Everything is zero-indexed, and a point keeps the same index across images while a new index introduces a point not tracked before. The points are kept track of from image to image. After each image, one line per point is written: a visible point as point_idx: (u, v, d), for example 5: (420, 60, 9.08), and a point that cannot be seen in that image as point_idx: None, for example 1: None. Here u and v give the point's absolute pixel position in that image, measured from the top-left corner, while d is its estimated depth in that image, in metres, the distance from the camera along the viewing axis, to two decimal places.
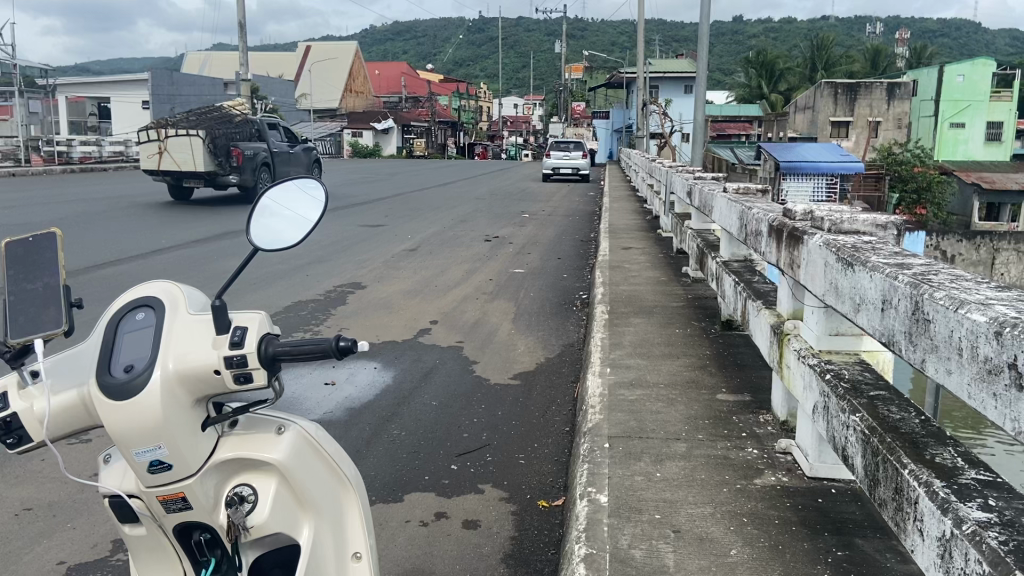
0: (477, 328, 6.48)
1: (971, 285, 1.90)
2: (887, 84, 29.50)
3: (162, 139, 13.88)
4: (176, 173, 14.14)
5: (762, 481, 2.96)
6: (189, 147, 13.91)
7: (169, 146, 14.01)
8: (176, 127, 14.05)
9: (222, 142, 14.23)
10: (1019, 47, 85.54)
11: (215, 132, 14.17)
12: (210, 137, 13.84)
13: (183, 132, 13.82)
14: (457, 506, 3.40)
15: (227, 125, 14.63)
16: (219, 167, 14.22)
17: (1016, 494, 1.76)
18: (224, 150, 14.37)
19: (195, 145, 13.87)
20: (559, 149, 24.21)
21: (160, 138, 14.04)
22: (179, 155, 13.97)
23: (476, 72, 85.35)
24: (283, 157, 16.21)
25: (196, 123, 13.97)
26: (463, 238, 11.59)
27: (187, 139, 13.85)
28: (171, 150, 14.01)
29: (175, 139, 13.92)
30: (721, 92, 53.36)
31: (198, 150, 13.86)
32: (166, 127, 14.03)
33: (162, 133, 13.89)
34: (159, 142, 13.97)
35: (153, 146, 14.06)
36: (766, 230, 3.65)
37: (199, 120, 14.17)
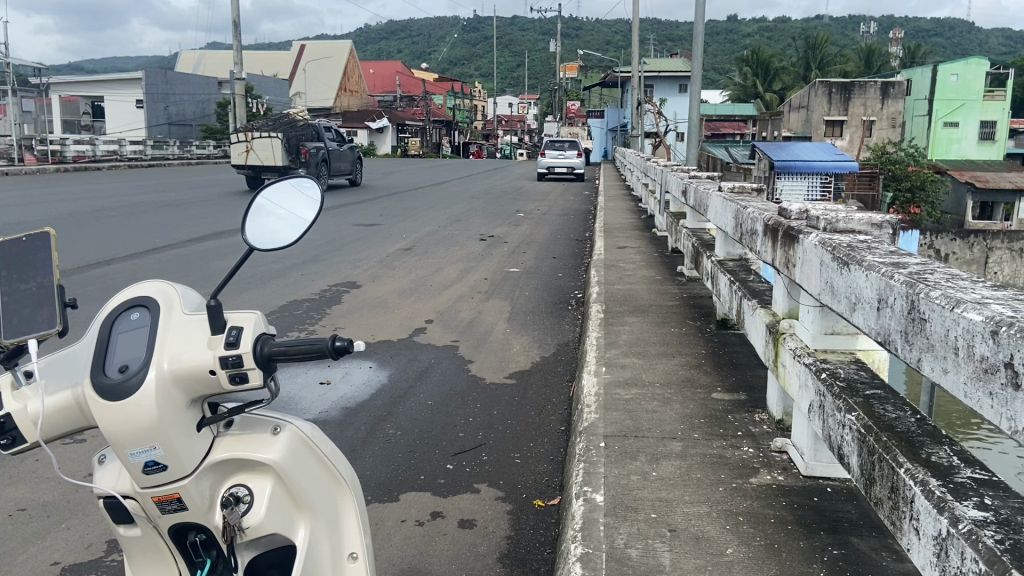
0: (471, 328, 6.45)
1: (966, 285, 1.90)
2: (881, 83, 29.56)
3: (249, 140, 16.58)
4: (257, 167, 16.80)
5: (757, 479, 2.97)
6: (270, 146, 16.58)
7: (253, 146, 16.69)
8: (260, 130, 16.75)
9: (296, 142, 16.95)
10: (1010, 48, 86.10)
11: (290, 134, 16.88)
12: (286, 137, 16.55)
13: (266, 134, 16.53)
14: (452, 505, 3.40)
15: (298, 128, 17.34)
16: (292, 162, 16.91)
17: (1012, 493, 1.76)
18: (296, 149, 17.10)
19: (275, 144, 16.53)
20: (553, 148, 24.12)
21: (247, 139, 16.74)
22: (262, 153, 16.65)
23: (470, 72, 85.34)
24: (336, 154, 18.61)
25: (276, 126, 16.66)
26: (458, 237, 11.56)
27: (270, 140, 16.56)
28: (255, 148, 16.66)
29: (257, 140, 16.66)
30: (715, 92, 53.40)
31: (277, 149, 16.52)
32: (251, 129, 16.70)
33: (248, 134, 16.56)
34: (246, 142, 16.64)
35: (241, 145, 16.76)
36: (761, 230, 3.65)
37: (277, 123, 16.88)
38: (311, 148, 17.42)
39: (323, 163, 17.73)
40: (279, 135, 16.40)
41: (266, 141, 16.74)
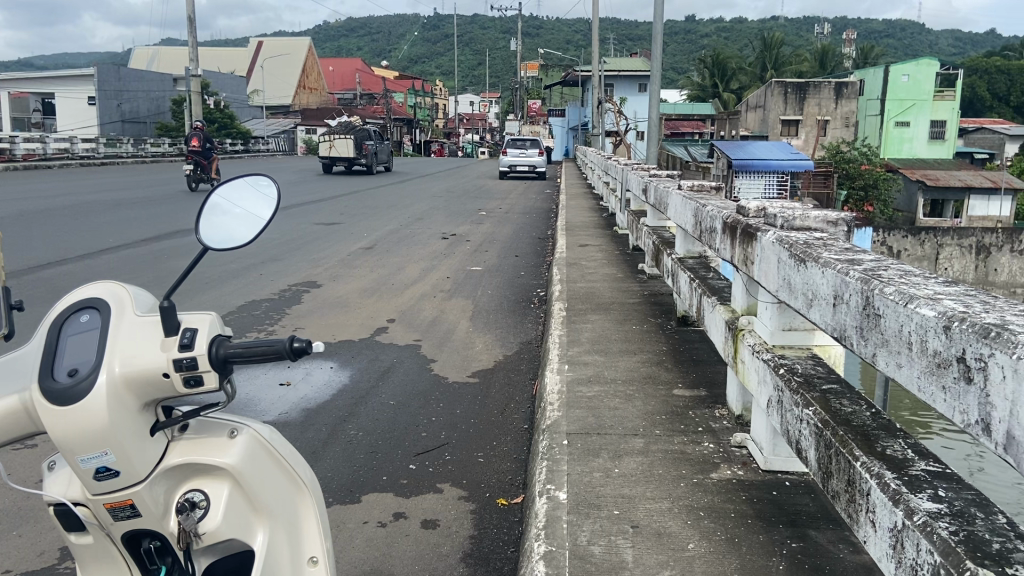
0: (434, 327, 6.42)
1: (919, 281, 1.95)
2: (835, 83, 30.17)
3: (331, 139, 23.12)
4: (336, 158, 23.26)
5: (717, 474, 3.00)
6: (346, 144, 23.10)
7: (335, 143, 23.20)
8: (338, 133, 23.25)
9: (361, 142, 23.55)
10: (957, 51, 88.83)
11: (358, 135, 23.48)
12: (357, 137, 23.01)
13: (344, 135, 23.04)
14: (415, 505, 3.37)
15: (361, 131, 23.77)
16: (359, 156, 23.43)
17: (964, 485, 1.81)
18: (361, 145, 23.70)
19: (349, 143, 23.05)
20: (515, 147, 24.24)
21: (330, 139, 23.21)
22: (341, 148, 23.28)
23: (432, 70, 85.25)
24: (380, 149, 25.23)
25: (350, 130, 23.17)
26: (420, 236, 11.52)
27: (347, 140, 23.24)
28: (335, 146, 23.23)
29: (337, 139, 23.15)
30: (674, 91, 54.02)
31: (350, 146, 23.08)
32: (332, 133, 23.25)
33: (331, 136, 23.04)
34: (329, 141, 23.16)
35: (325, 143, 23.17)
36: (720, 227, 3.70)
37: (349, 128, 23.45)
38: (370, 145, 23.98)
39: (377, 156, 24.35)
40: (353, 136, 22.91)
41: (343, 141, 23.29)
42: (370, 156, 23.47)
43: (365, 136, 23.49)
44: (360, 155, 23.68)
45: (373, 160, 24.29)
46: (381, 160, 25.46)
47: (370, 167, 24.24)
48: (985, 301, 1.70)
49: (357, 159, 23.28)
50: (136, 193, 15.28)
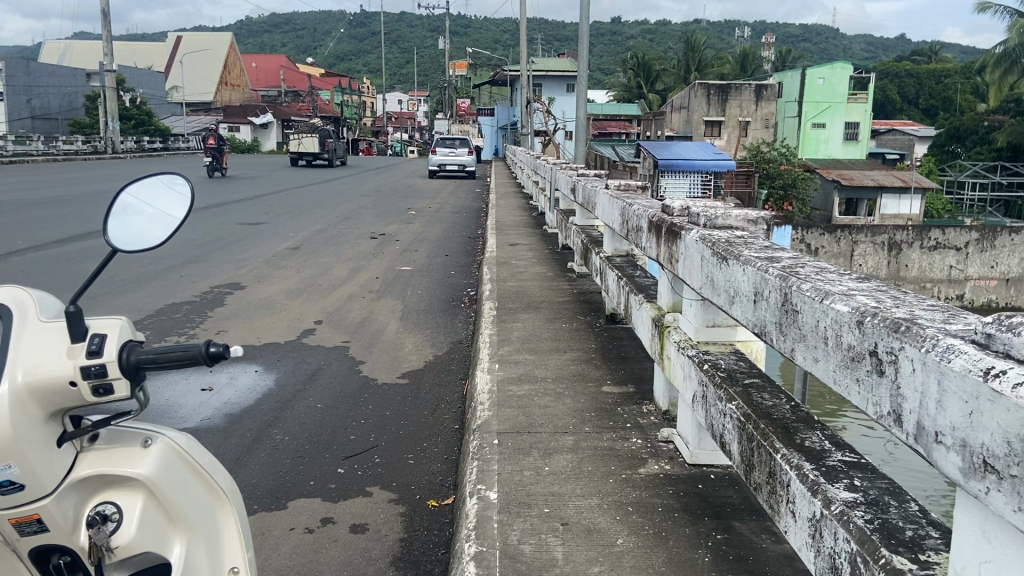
0: (363, 327, 6.36)
1: (833, 277, 2.01)
2: (755, 85, 31.09)
3: (300, 138, 26.27)
4: (303, 154, 26.38)
5: (644, 469, 3.05)
6: (312, 141, 26.20)
7: (303, 141, 26.40)
8: (305, 133, 26.29)
9: (325, 139, 26.56)
10: (868, 56, 93.28)
11: (322, 134, 26.54)
12: (320, 136, 26.04)
13: (309, 134, 26.10)
14: (344, 510, 3.32)
15: (323, 130, 26.75)
16: (323, 152, 26.44)
17: (876, 475, 1.89)
18: (325, 143, 26.78)
19: (315, 140, 26.17)
20: (444, 146, 24.17)
21: (298, 138, 26.38)
22: (307, 145, 26.32)
23: (359, 69, 84.37)
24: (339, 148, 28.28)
25: (315, 130, 26.27)
26: (348, 235, 11.37)
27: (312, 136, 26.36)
28: (303, 143, 26.32)
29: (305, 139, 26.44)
30: (601, 92, 54.83)
31: (316, 143, 26.20)
32: (300, 133, 26.28)
33: (299, 135, 26.15)
34: (298, 140, 26.21)
35: (295, 141, 26.33)
36: (646, 226, 3.75)
37: (314, 128, 26.49)
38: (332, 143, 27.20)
39: (338, 153, 27.39)
40: (317, 135, 25.90)
41: (310, 140, 26.41)
42: (331, 152, 26.50)
43: (327, 135, 26.53)
44: (323, 151, 26.67)
45: (335, 157, 27.40)
46: (340, 154, 28.54)
47: (331, 162, 27.19)
48: (898, 295, 1.77)
49: (321, 155, 26.16)
50: (46, 195, 14.65)
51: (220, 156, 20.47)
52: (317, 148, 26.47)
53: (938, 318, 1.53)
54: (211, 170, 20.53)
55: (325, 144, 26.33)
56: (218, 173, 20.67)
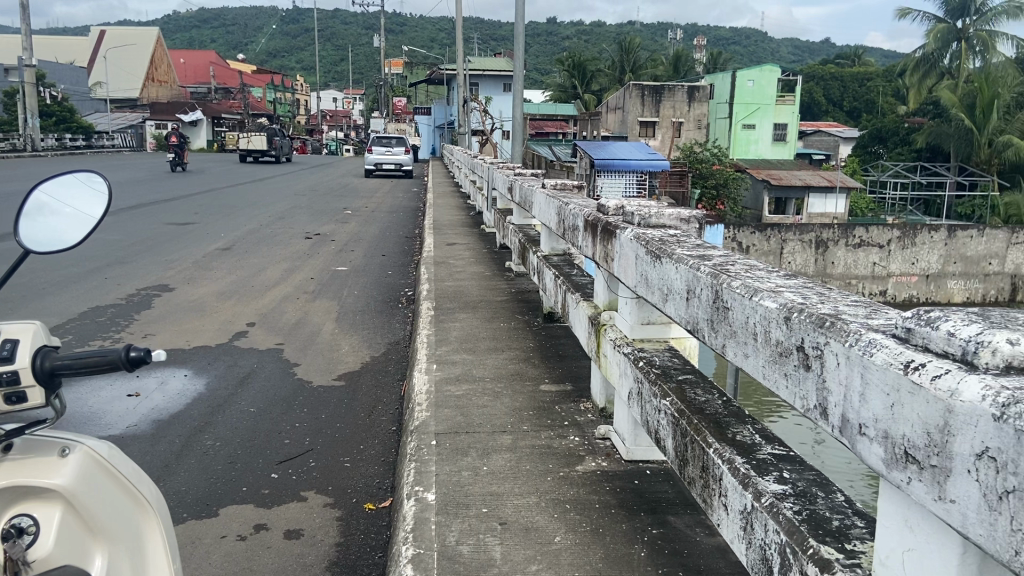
0: (298, 329, 6.25)
1: (762, 275, 2.06)
2: (688, 87, 31.67)
3: (248, 136, 27.93)
4: (251, 150, 28.16)
5: (582, 466, 3.07)
6: (260, 140, 27.86)
7: (252, 140, 28.08)
8: (253, 132, 27.99)
9: (271, 137, 28.33)
10: (795, 59, 96.18)
11: (268, 132, 28.25)
12: (267, 136, 27.70)
13: (257, 133, 27.73)
14: (278, 516, 3.25)
15: (270, 129, 28.43)
16: (270, 150, 28.18)
17: (805, 466, 1.94)
18: (272, 141, 28.48)
19: (262, 139, 27.82)
20: (380, 145, 23.89)
21: (247, 136, 28.07)
22: (256, 143, 27.99)
23: (292, 66, 82.92)
24: (284, 145, 29.97)
25: (262, 129, 27.93)
26: (282, 235, 11.13)
27: (260, 135, 28.19)
28: (252, 141, 27.96)
29: (254, 138, 28.16)
30: (537, 92, 55.09)
31: (263, 141, 27.96)
32: (247, 132, 27.87)
33: (248, 134, 27.76)
34: (246, 138, 27.81)
35: (243, 139, 28.04)
36: (582, 225, 3.78)
37: (261, 127, 28.23)
38: (278, 140, 28.98)
39: (285, 150, 29.16)
40: (264, 133, 27.59)
41: (258, 137, 28.15)
42: (278, 150, 28.19)
43: (273, 134, 28.32)
44: (270, 148, 28.40)
45: (282, 152, 29.20)
46: (286, 153, 30.48)
47: (278, 158, 28.89)
48: (823, 292, 1.81)
49: (269, 152, 27.97)
50: None
51: (182, 153, 22.01)
52: (266, 146, 28.29)
53: (862, 314, 1.57)
54: (172, 165, 22.03)
55: (273, 142, 28.13)
56: (180, 168, 22.35)
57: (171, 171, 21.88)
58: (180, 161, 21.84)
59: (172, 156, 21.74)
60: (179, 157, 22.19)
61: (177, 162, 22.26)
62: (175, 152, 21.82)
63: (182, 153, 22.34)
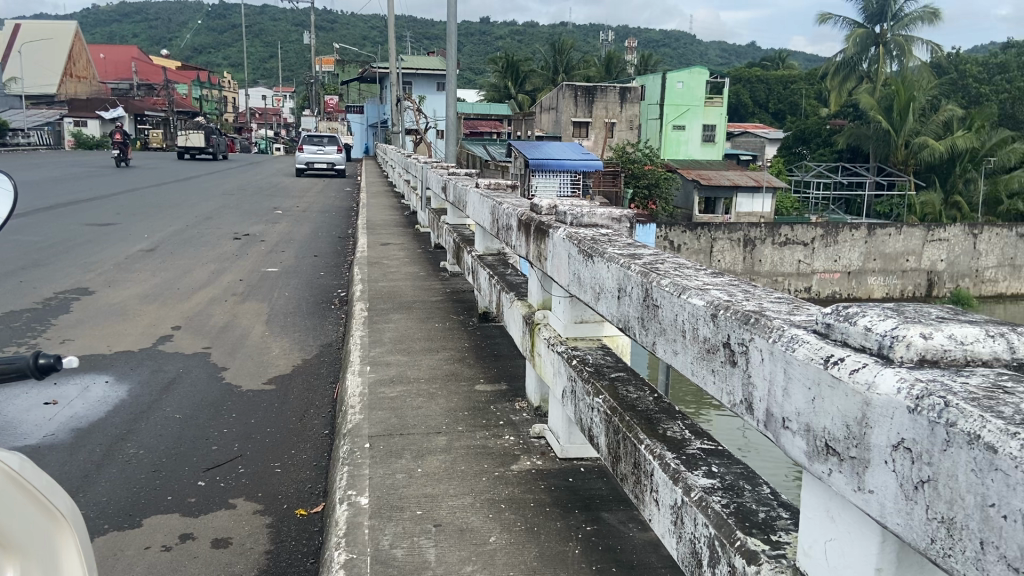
0: (226, 332, 6.09)
1: (691, 272, 2.09)
2: (620, 88, 32.08)
3: (187, 134, 28.52)
4: (189, 148, 28.74)
5: (517, 466, 3.07)
6: (198, 137, 28.40)
7: (190, 137, 28.60)
8: (191, 130, 28.62)
9: (209, 136, 28.79)
10: (723, 62, 98.61)
11: (206, 130, 28.82)
12: (205, 135, 28.22)
13: (194, 134, 28.16)
14: (204, 525, 3.16)
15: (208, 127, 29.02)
16: (208, 147, 28.78)
17: (732, 461, 1.98)
18: (209, 139, 29.06)
19: (201, 136, 28.35)
20: (311, 143, 23.50)
21: (186, 135, 28.59)
22: (194, 141, 28.53)
23: (219, 62, 80.81)
24: (221, 143, 30.57)
25: (200, 128, 28.42)
26: (209, 236, 10.84)
27: (198, 132, 28.99)
28: (190, 138, 28.53)
29: (192, 136, 28.62)
30: (471, 91, 55.07)
31: (201, 139, 28.55)
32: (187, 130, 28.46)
33: (187, 133, 28.34)
34: (185, 136, 28.39)
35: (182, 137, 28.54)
36: (515, 224, 3.79)
37: (199, 125, 28.85)
38: (216, 138, 29.60)
39: (222, 147, 29.73)
40: (202, 132, 28.14)
41: (196, 136, 28.66)
42: (217, 147, 28.82)
43: (211, 132, 28.89)
44: (208, 145, 29.00)
45: (219, 149, 29.78)
46: (223, 150, 31.04)
47: (216, 156, 29.43)
48: (747, 289, 1.86)
49: (207, 149, 28.51)
50: None
51: (126, 150, 23.18)
52: (203, 143, 29.20)
53: (784, 310, 1.62)
54: (117, 159, 23.19)
55: (210, 139, 28.90)
56: (123, 162, 23.49)
57: (115, 164, 23.06)
58: (124, 156, 23.07)
59: (116, 151, 22.94)
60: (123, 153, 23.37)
61: (121, 157, 23.46)
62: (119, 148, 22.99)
63: (127, 149, 23.51)
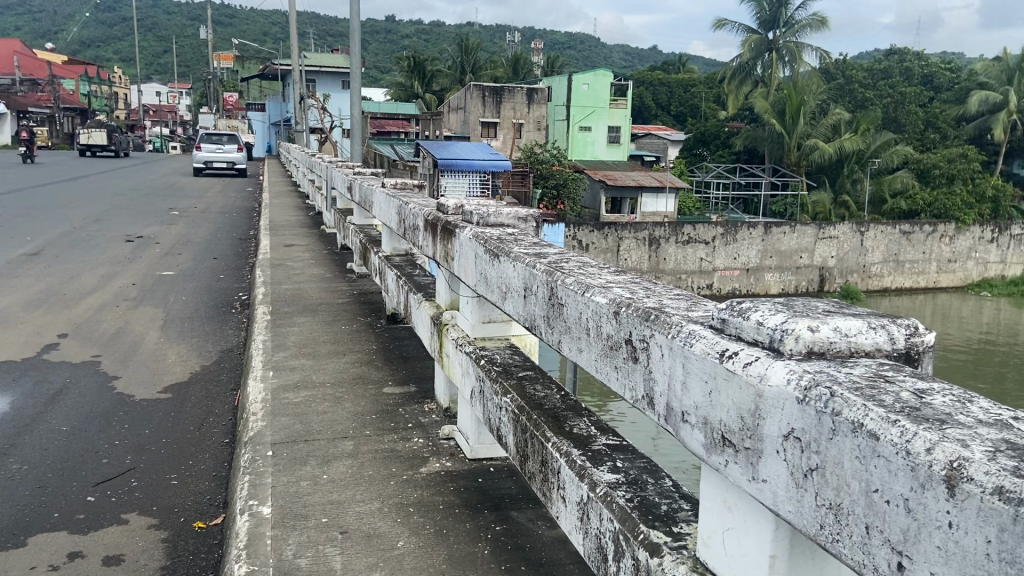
0: (117, 339, 5.80)
1: (595, 271, 2.11)
2: (527, 88, 32.32)
3: (88, 132, 27.78)
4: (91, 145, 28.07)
5: (425, 468, 3.04)
6: (100, 134, 27.69)
7: (93, 135, 27.90)
8: (93, 127, 27.94)
9: (112, 133, 28.07)
10: (627, 65, 100.92)
11: (108, 127, 28.13)
12: (107, 134, 27.56)
13: (97, 131, 27.53)
14: (95, 542, 2.99)
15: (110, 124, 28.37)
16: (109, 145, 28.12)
17: (636, 455, 2.01)
18: (111, 137, 28.40)
19: (103, 134, 27.66)
20: (209, 141, 22.65)
21: (87, 133, 27.83)
22: (96, 139, 27.88)
23: (108, 57, 77.03)
24: (124, 142, 29.91)
25: (104, 126, 27.80)
26: (99, 239, 10.32)
27: (99, 129, 28.30)
28: (92, 136, 27.83)
29: (94, 134, 27.89)
30: (377, 90, 54.42)
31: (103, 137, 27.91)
32: (89, 127, 27.76)
33: (89, 130, 27.65)
34: (87, 133, 27.70)
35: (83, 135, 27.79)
36: (422, 224, 3.75)
37: (101, 122, 28.11)
38: (119, 136, 29.00)
39: (125, 145, 29.09)
40: (106, 130, 27.53)
41: (98, 134, 27.96)
42: (119, 145, 28.16)
43: (113, 129, 28.20)
44: (110, 143, 28.34)
45: (122, 146, 29.15)
46: (125, 148, 30.16)
47: (119, 153, 28.73)
48: (649, 286, 1.89)
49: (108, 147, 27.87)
50: None
51: (32, 146, 23.10)
52: (106, 139, 28.60)
53: (683, 306, 1.65)
54: (23, 156, 23.16)
55: (111, 137, 28.24)
56: (30, 158, 23.55)
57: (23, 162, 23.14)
58: (31, 153, 23.14)
59: (23, 150, 23.01)
60: (30, 150, 23.43)
61: (27, 154, 23.50)
62: (26, 146, 23.06)
63: (32, 147, 23.39)
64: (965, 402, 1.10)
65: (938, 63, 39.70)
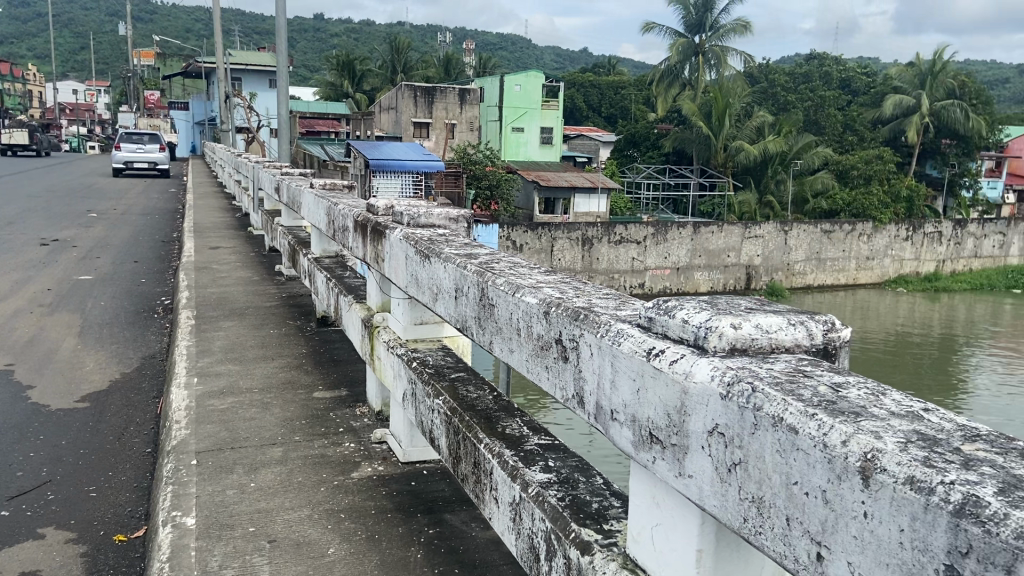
0: (31, 346, 5.55)
1: (524, 271, 2.12)
2: (460, 89, 32.26)
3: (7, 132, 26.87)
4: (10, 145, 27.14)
5: (357, 473, 2.99)
6: (21, 134, 26.84)
7: (11, 135, 26.95)
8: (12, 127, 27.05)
9: (33, 132, 27.18)
10: (558, 67, 101.75)
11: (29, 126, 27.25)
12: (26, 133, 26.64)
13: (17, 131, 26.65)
14: (7, 559, 2.84)
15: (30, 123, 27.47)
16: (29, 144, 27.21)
17: (567, 454, 2.02)
18: (33, 136, 27.57)
19: (24, 134, 26.81)
20: (130, 141, 21.88)
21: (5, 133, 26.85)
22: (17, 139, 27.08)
23: (20, 54, 73.66)
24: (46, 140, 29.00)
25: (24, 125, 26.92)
26: (12, 242, 9.87)
27: (20, 129, 27.40)
28: (12, 136, 26.95)
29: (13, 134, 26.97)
30: (307, 90, 53.56)
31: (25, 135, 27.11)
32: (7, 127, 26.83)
33: (8, 130, 26.74)
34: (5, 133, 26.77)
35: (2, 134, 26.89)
36: (352, 226, 3.69)
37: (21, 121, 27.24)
38: (40, 136, 28.13)
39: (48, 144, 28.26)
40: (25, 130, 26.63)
41: (19, 134, 27.13)
42: (39, 144, 27.23)
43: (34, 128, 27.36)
44: (31, 143, 27.46)
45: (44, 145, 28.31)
46: (46, 147, 29.16)
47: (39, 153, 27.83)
48: (579, 286, 1.90)
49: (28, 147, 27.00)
50: None
51: None
52: (26, 139, 27.69)
53: (611, 306, 1.66)
54: None
55: (33, 136, 27.44)
56: None
57: None
58: None
59: None
60: None
61: None
62: None
63: None
64: (879, 395, 1.14)
65: (856, 68, 41.23)
